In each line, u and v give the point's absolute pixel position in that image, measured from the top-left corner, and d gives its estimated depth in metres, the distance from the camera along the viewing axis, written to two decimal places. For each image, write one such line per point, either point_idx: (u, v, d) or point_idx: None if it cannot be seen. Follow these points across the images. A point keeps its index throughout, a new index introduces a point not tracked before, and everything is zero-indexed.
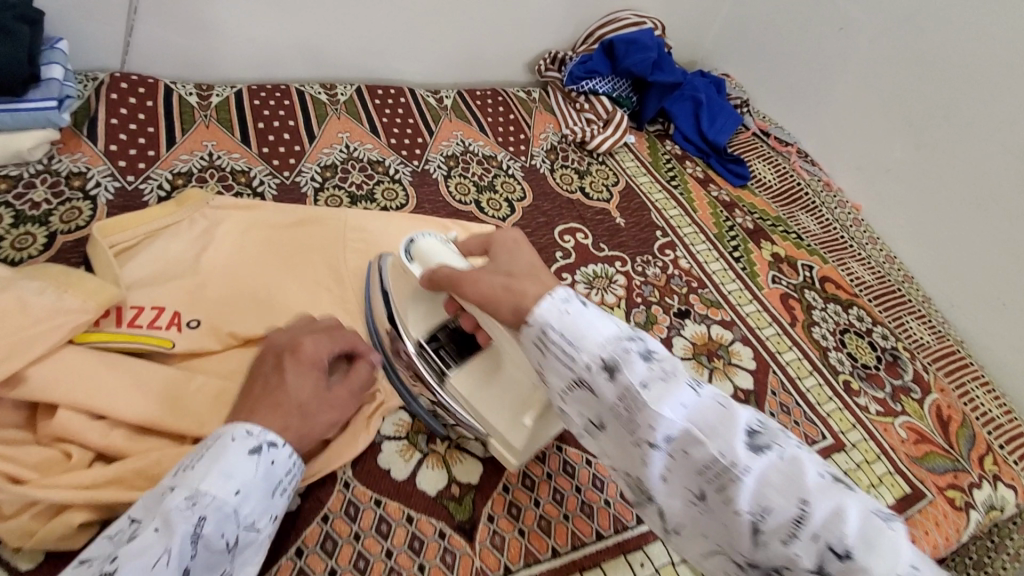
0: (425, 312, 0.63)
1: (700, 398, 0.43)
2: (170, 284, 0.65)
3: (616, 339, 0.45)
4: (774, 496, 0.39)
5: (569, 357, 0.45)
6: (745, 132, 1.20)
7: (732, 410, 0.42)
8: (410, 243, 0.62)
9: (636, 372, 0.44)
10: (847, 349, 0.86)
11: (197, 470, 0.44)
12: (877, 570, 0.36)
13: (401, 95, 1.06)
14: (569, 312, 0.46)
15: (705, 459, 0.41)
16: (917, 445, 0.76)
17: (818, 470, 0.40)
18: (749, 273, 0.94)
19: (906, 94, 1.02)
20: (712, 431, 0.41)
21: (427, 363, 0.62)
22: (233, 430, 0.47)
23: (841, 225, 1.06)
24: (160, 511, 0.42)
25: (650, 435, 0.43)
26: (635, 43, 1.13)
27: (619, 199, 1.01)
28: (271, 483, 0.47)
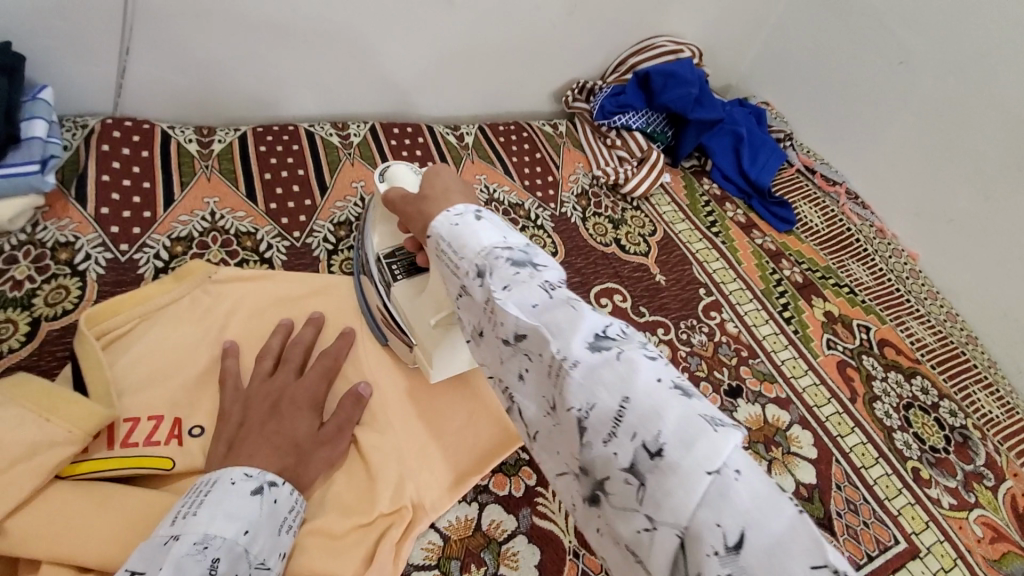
0: (389, 235, 0.69)
1: (553, 296, 0.38)
2: (167, 386, 0.59)
3: (494, 245, 0.42)
4: (599, 391, 0.33)
5: (454, 264, 0.43)
6: (788, 169, 1.12)
7: (580, 309, 0.37)
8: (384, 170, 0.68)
9: (498, 274, 0.40)
10: (913, 429, 0.78)
11: (200, 515, 0.42)
12: (684, 470, 0.29)
13: (419, 134, 0.98)
14: (458, 225, 0.44)
15: (545, 357, 0.36)
16: (994, 545, 0.70)
17: (660, 373, 0.33)
18: (802, 337, 0.86)
19: (974, 138, 0.92)
20: (556, 326, 0.36)
21: (380, 273, 0.66)
22: (231, 473, 0.46)
23: (896, 276, 0.98)
24: (169, 558, 0.39)
25: (504, 332, 0.39)
26: (673, 76, 1.04)
27: (658, 251, 0.93)
28: (274, 522, 0.46)
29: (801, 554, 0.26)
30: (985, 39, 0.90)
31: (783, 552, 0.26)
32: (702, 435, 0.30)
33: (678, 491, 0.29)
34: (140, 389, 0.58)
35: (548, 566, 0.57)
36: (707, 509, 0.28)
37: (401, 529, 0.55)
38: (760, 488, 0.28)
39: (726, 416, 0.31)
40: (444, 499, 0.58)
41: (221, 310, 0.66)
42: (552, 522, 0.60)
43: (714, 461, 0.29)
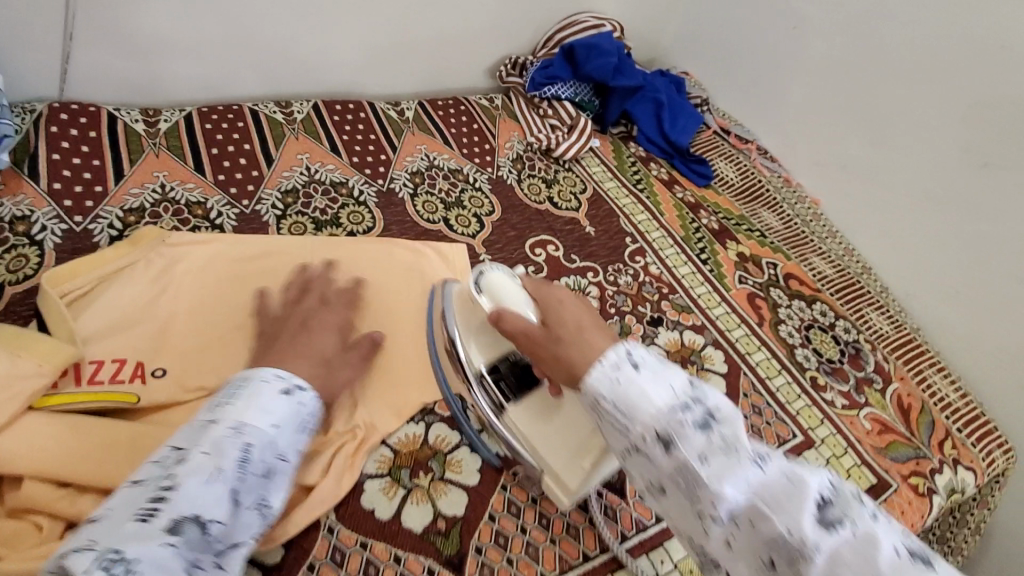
0: (488, 344, 0.65)
1: (764, 471, 0.44)
2: (128, 334, 0.64)
3: (670, 406, 0.46)
4: (846, 572, 0.39)
5: (625, 425, 0.48)
6: (706, 132, 1.22)
7: (800, 481, 0.42)
8: (479, 278, 0.65)
9: (692, 445, 0.45)
10: (813, 345, 0.89)
11: (237, 407, 0.52)
12: None
13: (361, 109, 1.04)
14: (622, 382, 0.48)
15: (770, 532, 0.42)
16: (881, 436, 0.80)
17: (891, 543, 0.40)
18: (716, 275, 0.96)
19: (857, 93, 1.05)
20: (776, 504, 0.42)
21: (485, 394, 0.64)
22: (263, 374, 0.56)
23: (801, 220, 1.10)
24: (206, 440, 0.50)
25: (713, 510, 0.44)
26: (594, 48, 1.13)
27: (588, 207, 1.02)
28: (300, 420, 0.55)
29: None
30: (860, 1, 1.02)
31: None
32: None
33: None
34: (101, 338, 0.63)
35: (489, 469, 0.65)
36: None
37: (354, 445, 0.62)
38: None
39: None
40: (395, 420, 0.66)
41: (176, 270, 0.72)
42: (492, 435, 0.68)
43: None
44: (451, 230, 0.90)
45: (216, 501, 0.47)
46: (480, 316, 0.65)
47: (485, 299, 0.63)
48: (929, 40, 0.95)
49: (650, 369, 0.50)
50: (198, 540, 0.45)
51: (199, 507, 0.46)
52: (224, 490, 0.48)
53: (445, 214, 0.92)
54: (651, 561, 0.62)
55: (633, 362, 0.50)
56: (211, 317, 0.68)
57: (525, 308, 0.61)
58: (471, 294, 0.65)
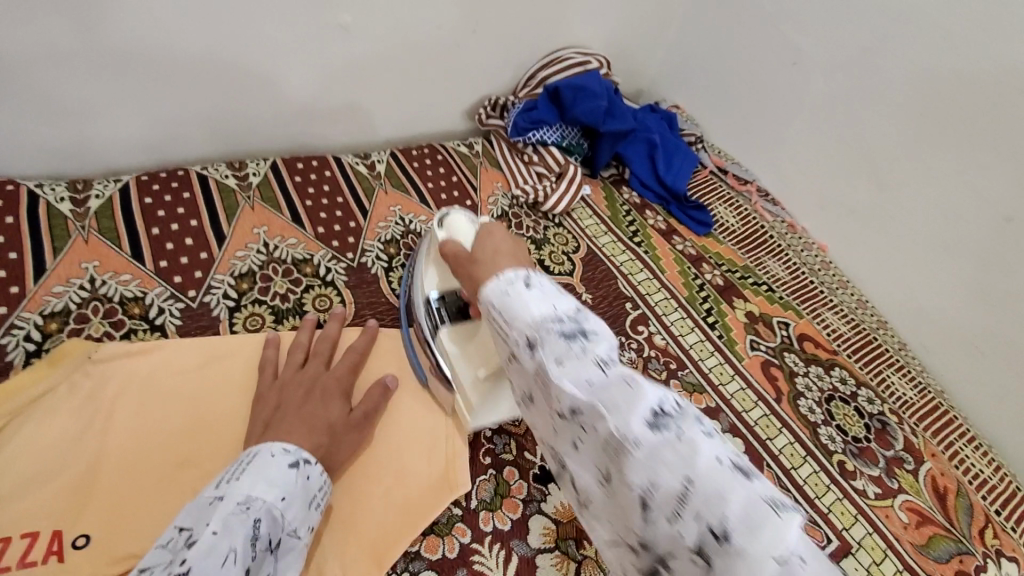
0: (442, 276, 0.70)
1: (608, 374, 0.40)
2: (43, 493, 0.53)
3: (542, 317, 0.44)
4: (660, 471, 0.35)
5: (502, 334, 0.47)
6: (702, 171, 1.14)
7: (640, 388, 0.39)
8: (442, 217, 0.70)
9: (549, 347, 0.43)
10: (836, 421, 0.81)
11: (243, 481, 0.47)
12: (751, 554, 0.31)
13: (326, 167, 0.93)
14: (506, 293, 0.46)
15: (602, 433, 0.39)
16: (919, 530, 0.72)
17: (717, 452, 0.36)
18: (726, 342, 0.88)
19: (860, 134, 0.98)
20: (612, 404, 0.39)
21: (427, 317, 0.67)
22: (271, 448, 0.51)
23: (809, 269, 1.02)
24: (216, 516, 0.43)
25: (559, 408, 0.42)
26: (583, 89, 1.03)
27: (582, 268, 0.92)
28: (305, 494, 0.51)
29: None
30: (866, 35, 0.94)
31: None
32: (765, 522, 0.32)
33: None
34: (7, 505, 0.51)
35: None
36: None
37: None
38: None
39: (789, 502, 0.34)
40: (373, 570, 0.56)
41: (106, 395, 0.60)
42: None
43: (780, 550, 0.31)
44: None
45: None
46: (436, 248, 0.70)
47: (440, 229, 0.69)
48: (945, 80, 0.86)
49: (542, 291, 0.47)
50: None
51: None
52: (238, 570, 0.42)
53: None
54: None
55: (527, 281, 0.47)
56: (148, 455, 0.57)
57: (467, 239, 0.65)
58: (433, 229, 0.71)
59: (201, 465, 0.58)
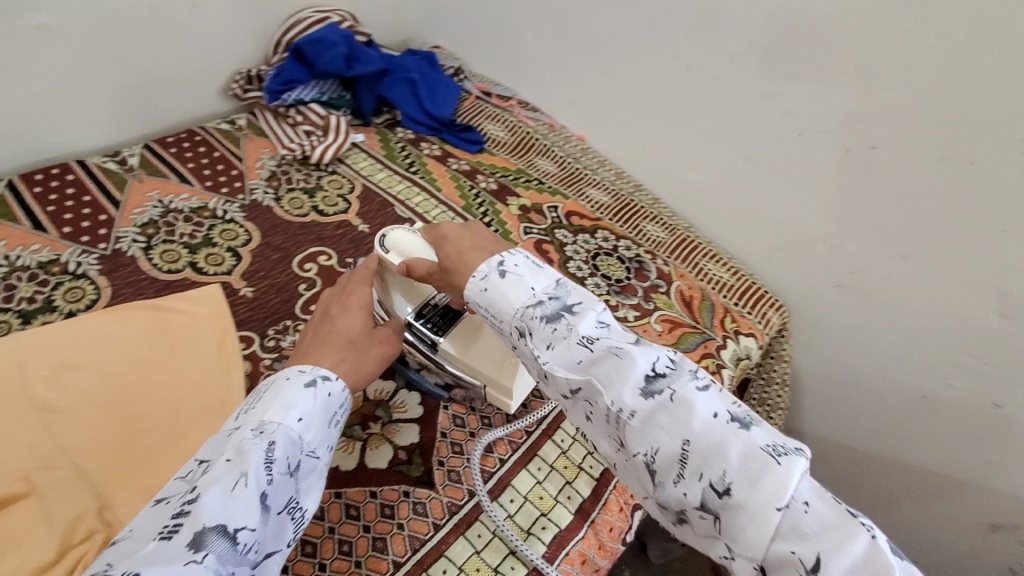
0: (408, 293, 0.68)
1: (596, 351, 0.49)
2: None
3: (525, 305, 0.53)
4: (661, 438, 0.45)
5: (497, 325, 0.55)
6: (468, 98, 1.23)
7: (628, 359, 0.48)
8: (384, 238, 0.68)
9: (541, 335, 0.52)
10: (601, 270, 0.93)
11: (259, 407, 0.50)
12: (749, 501, 0.41)
13: (68, 171, 0.90)
14: (487, 288, 0.55)
15: (603, 406, 0.48)
16: (671, 333, 0.86)
17: (712, 409, 0.45)
18: (502, 233, 0.97)
19: (575, 29, 1.10)
20: (609, 380, 0.48)
21: (416, 337, 0.66)
22: (286, 371, 0.54)
23: (574, 158, 1.14)
24: (230, 445, 0.47)
25: (565, 390, 0.51)
26: (320, 42, 1.07)
27: (358, 205, 0.97)
28: (330, 412, 0.53)
29: (843, 535, 0.39)
30: None
31: (842, 550, 0.38)
32: (766, 471, 0.42)
33: (750, 526, 0.41)
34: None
35: None
36: (784, 537, 0.41)
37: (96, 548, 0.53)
38: (825, 513, 0.40)
39: (784, 446, 0.43)
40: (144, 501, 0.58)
41: None
42: None
43: (781, 498, 0.41)
44: (200, 273, 0.81)
45: (246, 508, 0.44)
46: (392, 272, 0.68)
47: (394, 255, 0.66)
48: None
49: (517, 273, 0.55)
50: (230, 554, 0.43)
51: (225, 517, 0.43)
52: (254, 496, 0.45)
53: (191, 258, 0.82)
54: (468, 539, 0.59)
55: (500, 269, 0.56)
56: None
57: (425, 250, 0.65)
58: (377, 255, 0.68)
59: None
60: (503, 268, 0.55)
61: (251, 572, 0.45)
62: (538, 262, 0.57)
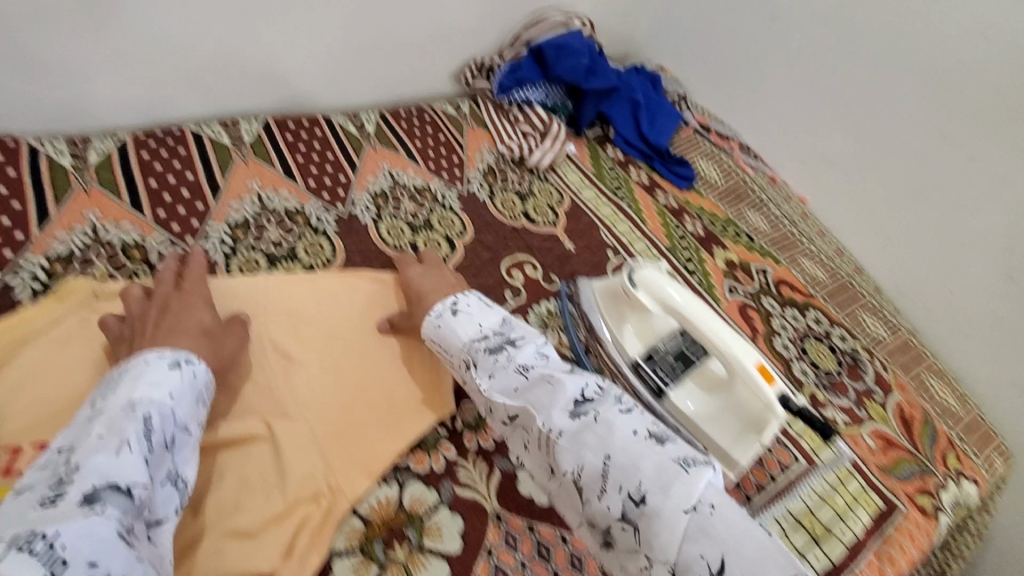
0: (641, 331, 0.71)
1: (529, 378, 0.55)
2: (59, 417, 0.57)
3: (472, 340, 0.60)
4: (586, 453, 0.48)
5: (449, 357, 0.63)
6: (686, 129, 1.17)
7: (559, 385, 0.52)
8: (631, 270, 0.70)
9: (484, 369, 0.58)
10: (809, 357, 0.85)
11: (121, 390, 0.48)
12: (664, 509, 0.43)
13: (316, 125, 0.95)
14: (441, 325, 0.63)
15: (537, 430, 0.52)
16: (885, 453, 0.77)
17: (631, 427, 0.49)
18: (705, 287, 0.91)
19: (836, 88, 1.00)
20: (541, 405, 0.52)
21: (644, 380, 0.68)
22: (145, 357, 0.51)
23: (789, 220, 1.06)
24: (101, 421, 0.45)
25: (502, 416, 0.56)
26: (564, 48, 1.06)
27: (566, 220, 0.95)
28: (195, 390, 0.52)
29: (752, 539, 0.41)
30: None
31: (753, 561, 0.39)
32: (675, 480, 0.44)
33: (664, 531, 0.42)
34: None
35: (471, 532, 0.59)
36: (693, 541, 0.41)
37: (319, 518, 0.56)
38: (730, 515, 0.42)
39: (689, 456, 0.46)
40: (364, 481, 0.60)
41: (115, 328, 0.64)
42: (474, 490, 0.62)
43: (689, 501, 0.43)
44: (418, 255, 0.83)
45: (134, 468, 0.43)
46: (631, 305, 0.71)
47: (641, 291, 0.68)
48: (926, 26, 0.88)
49: (468, 313, 0.64)
50: (128, 507, 0.42)
51: (115, 476, 0.42)
52: (137, 459, 0.44)
53: (412, 239, 0.85)
54: None
55: (454, 308, 0.65)
56: None
57: (676, 294, 0.66)
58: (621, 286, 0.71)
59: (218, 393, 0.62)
60: (456, 308, 0.64)
61: (147, 530, 0.44)
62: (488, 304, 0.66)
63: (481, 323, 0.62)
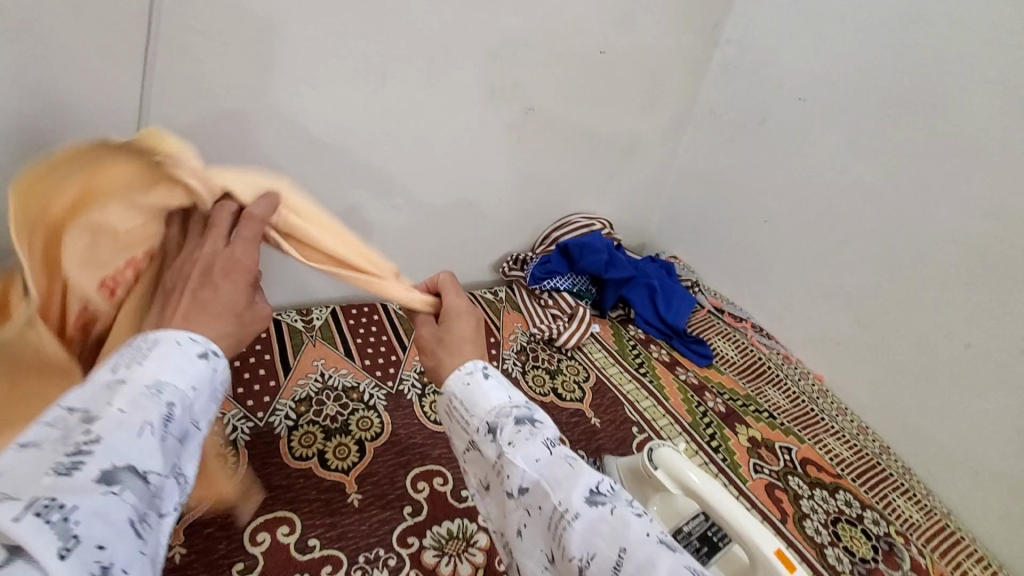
0: (666, 513, 0.74)
1: (552, 454, 0.51)
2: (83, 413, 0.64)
3: (502, 406, 0.56)
4: (598, 542, 0.45)
5: (467, 420, 0.57)
6: (700, 311, 1.29)
7: (578, 467, 0.49)
8: (650, 450, 0.75)
9: (506, 434, 0.53)
10: (843, 542, 0.84)
11: (146, 367, 0.45)
12: None
13: (374, 311, 1.11)
14: (469, 384, 0.58)
15: (548, 508, 0.48)
16: None
17: (647, 527, 0.45)
18: (730, 464, 0.94)
19: (831, 280, 1.12)
20: (556, 482, 0.49)
21: None
22: (175, 336, 0.49)
23: (809, 397, 1.11)
24: (121, 396, 0.42)
25: (510, 484, 0.51)
26: (587, 246, 1.24)
27: (592, 395, 1.04)
28: (213, 387, 0.50)
29: None
30: (821, 197, 1.12)
31: None
32: None
33: None
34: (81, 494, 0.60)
35: None
36: None
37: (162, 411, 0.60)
38: None
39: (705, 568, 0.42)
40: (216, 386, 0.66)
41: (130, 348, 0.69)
42: None
43: None
44: None
45: (153, 453, 0.40)
46: (653, 484, 0.75)
47: (660, 471, 0.73)
48: (906, 233, 1.01)
49: (499, 381, 0.59)
50: (143, 493, 0.39)
51: (136, 458, 0.39)
52: (154, 444, 0.41)
53: None
54: None
55: (486, 372, 0.59)
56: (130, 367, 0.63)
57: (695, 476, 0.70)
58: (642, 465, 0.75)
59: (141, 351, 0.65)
60: (488, 371, 0.59)
61: (158, 516, 0.41)
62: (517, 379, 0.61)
63: (511, 393, 0.57)
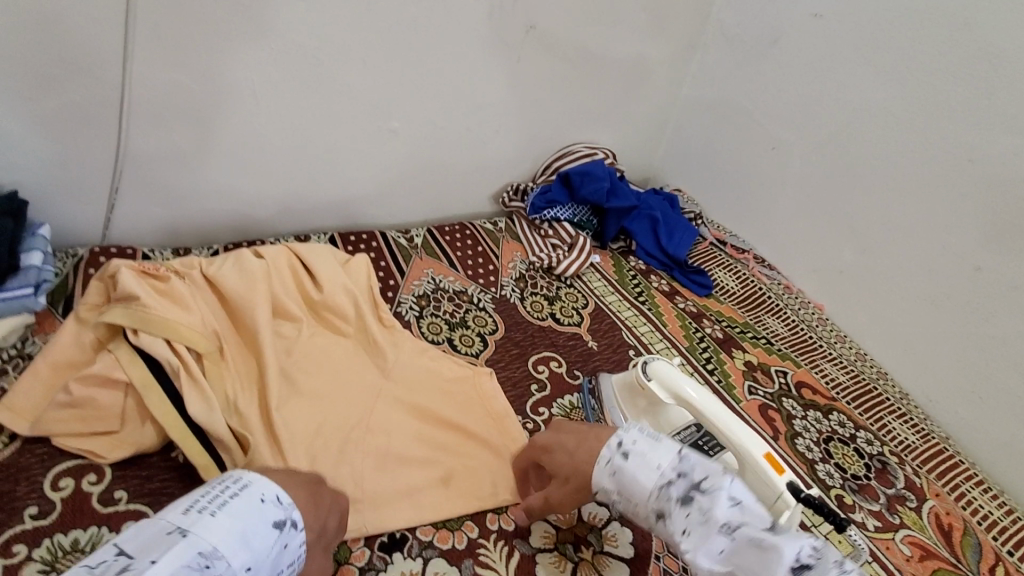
0: (659, 424, 0.75)
1: (735, 541, 0.48)
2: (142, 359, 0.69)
3: (659, 486, 0.54)
4: None
5: (633, 508, 0.56)
6: (702, 243, 1.28)
7: (774, 549, 0.46)
8: (645, 363, 0.76)
9: (678, 523, 0.51)
10: (834, 459, 0.85)
11: (216, 525, 0.47)
12: None
13: (373, 239, 1.10)
14: (615, 471, 0.57)
15: None
16: (923, 563, 0.73)
17: None
18: (725, 386, 0.95)
19: (837, 208, 1.09)
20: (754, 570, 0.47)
21: None
22: (263, 499, 0.52)
23: (808, 325, 1.10)
24: (169, 552, 0.44)
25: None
26: (588, 174, 1.22)
27: (590, 321, 1.04)
28: (269, 562, 0.49)
29: None
30: (832, 121, 1.08)
31: None
32: None
33: None
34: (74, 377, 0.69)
35: None
36: None
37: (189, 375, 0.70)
38: None
39: None
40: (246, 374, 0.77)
41: (199, 305, 0.77)
42: (493, 570, 0.66)
43: None
44: (454, 350, 0.92)
45: None
46: (647, 396, 0.75)
47: (654, 383, 0.73)
48: (919, 154, 0.97)
49: (638, 451, 0.57)
50: None
51: None
52: None
53: (449, 334, 0.95)
54: None
55: (622, 449, 0.58)
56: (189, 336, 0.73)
57: (689, 387, 0.70)
58: (637, 379, 0.76)
59: (203, 318, 0.76)
60: (624, 448, 0.57)
61: None
62: (656, 436, 0.58)
63: (660, 464, 0.54)
